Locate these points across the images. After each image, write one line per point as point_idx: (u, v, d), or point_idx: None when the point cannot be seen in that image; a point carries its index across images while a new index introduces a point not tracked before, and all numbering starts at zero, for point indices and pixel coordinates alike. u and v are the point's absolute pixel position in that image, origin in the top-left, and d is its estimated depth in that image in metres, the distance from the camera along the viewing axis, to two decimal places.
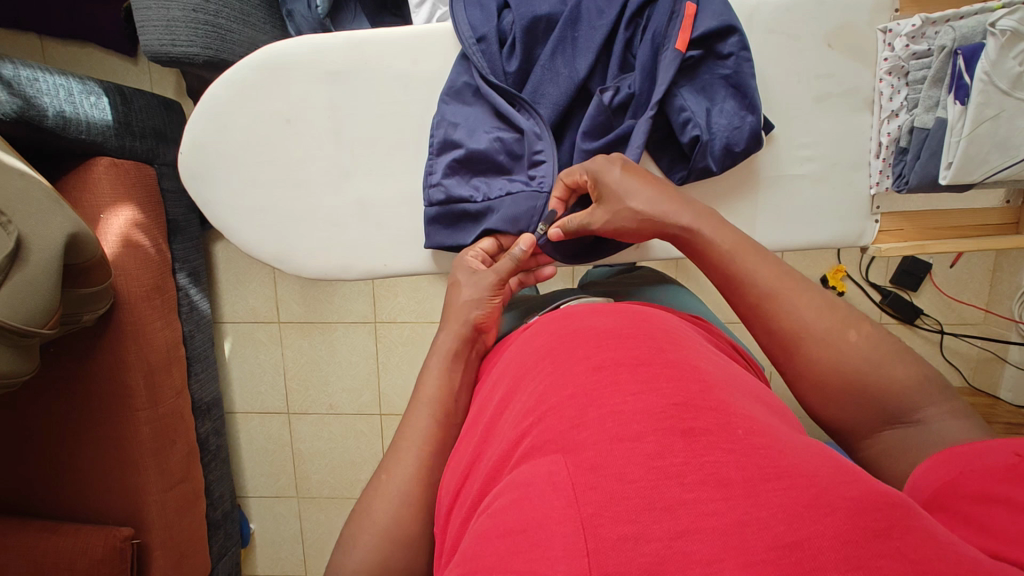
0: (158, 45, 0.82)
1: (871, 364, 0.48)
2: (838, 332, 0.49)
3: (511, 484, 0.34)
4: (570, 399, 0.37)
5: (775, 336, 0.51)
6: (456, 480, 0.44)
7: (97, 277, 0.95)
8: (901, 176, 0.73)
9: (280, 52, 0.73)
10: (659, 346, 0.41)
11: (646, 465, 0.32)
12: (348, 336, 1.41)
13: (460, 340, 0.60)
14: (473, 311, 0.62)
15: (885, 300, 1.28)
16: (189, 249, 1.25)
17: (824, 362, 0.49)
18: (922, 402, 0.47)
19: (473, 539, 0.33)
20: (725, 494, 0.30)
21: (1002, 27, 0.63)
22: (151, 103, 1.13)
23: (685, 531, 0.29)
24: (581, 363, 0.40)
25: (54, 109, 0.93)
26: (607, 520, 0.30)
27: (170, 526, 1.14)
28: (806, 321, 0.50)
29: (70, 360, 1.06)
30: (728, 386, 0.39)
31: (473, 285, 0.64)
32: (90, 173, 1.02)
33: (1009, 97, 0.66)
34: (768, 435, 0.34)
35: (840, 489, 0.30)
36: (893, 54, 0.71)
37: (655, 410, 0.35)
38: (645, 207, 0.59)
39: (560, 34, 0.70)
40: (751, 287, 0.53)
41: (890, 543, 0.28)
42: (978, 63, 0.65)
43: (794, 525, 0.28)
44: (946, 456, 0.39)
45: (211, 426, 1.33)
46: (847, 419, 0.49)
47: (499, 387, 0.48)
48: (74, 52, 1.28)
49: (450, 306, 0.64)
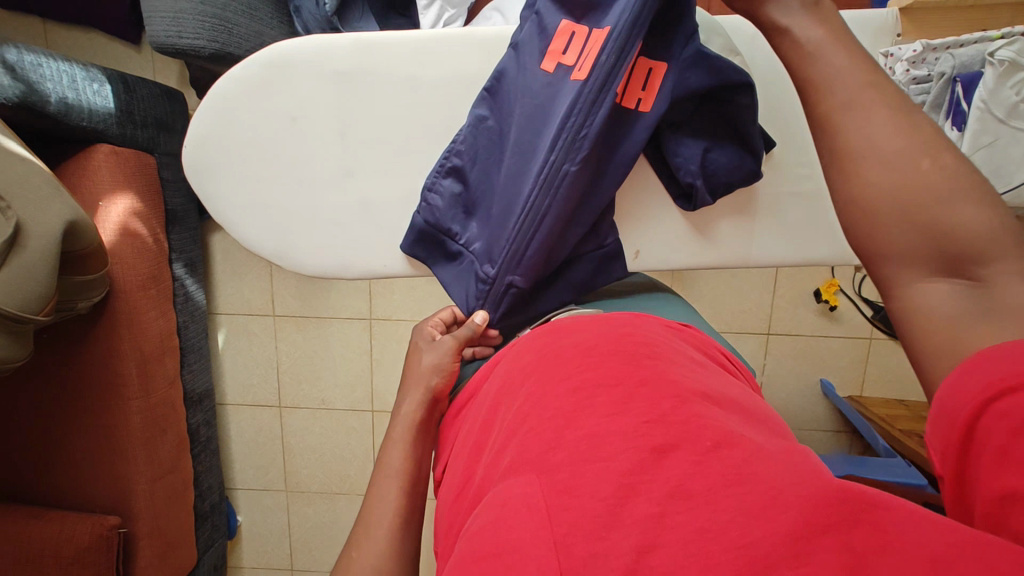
0: (164, 37, 0.82)
1: (937, 194, 0.42)
2: (911, 156, 0.44)
3: (490, 504, 0.36)
4: (548, 421, 0.39)
5: (835, 153, 0.47)
6: (451, 495, 0.46)
7: (93, 265, 0.95)
8: None
9: (284, 51, 0.73)
10: (637, 363, 0.43)
11: (617, 481, 0.33)
12: (342, 331, 1.41)
13: (422, 408, 0.60)
14: (432, 376, 0.62)
15: (875, 316, 1.29)
16: (186, 239, 1.25)
17: (879, 179, 0.44)
18: (991, 252, 0.41)
19: (456, 561, 0.35)
20: (689, 505, 0.31)
21: (1001, 57, 0.65)
22: (154, 92, 1.12)
23: (651, 546, 0.30)
24: (562, 383, 0.42)
25: (57, 95, 0.93)
26: (579, 539, 0.31)
27: (157, 516, 1.14)
28: (875, 138, 0.45)
29: (63, 346, 1.06)
30: (699, 397, 0.40)
31: (434, 355, 0.64)
32: (90, 160, 1.02)
33: (1005, 126, 0.67)
34: (737, 444, 0.35)
35: (795, 487, 0.31)
36: (895, 77, 0.72)
37: (629, 429, 0.37)
38: None
39: (558, 85, 0.64)
40: (828, 93, 0.48)
41: (843, 536, 0.28)
42: (976, 91, 0.67)
43: (750, 528, 0.29)
44: (972, 365, 0.36)
45: (202, 416, 1.33)
46: (896, 248, 0.44)
47: (490, 402, 0.50)
48: (78, 37, 1.27)
49: (411, 376, 0.64)
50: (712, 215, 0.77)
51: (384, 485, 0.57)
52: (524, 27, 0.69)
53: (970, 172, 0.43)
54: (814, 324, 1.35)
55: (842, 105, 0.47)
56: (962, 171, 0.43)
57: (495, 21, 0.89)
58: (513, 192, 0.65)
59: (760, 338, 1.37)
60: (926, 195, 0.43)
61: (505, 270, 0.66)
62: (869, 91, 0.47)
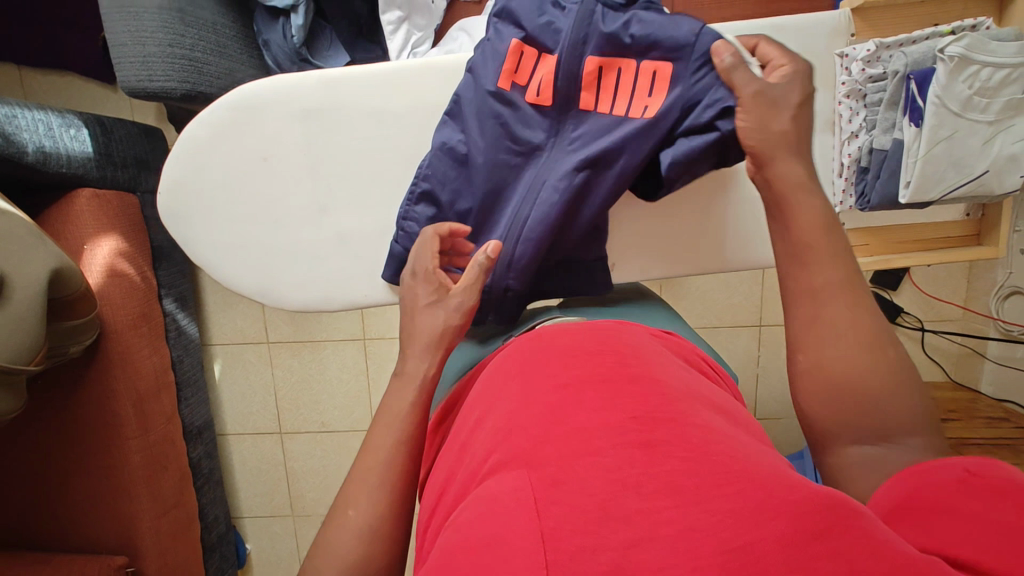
0: (136, 81, 0.83)
1: (881, 383, 0.47)
2: (872, 341, 0.48)
3: (479, 497, 0.37)
4: (537, 415, 0.41)
5: (809, 326, 0.51)
6: (433, 498, 0.46)
7: (82, 309, 0.96)
8: (864, 195, 0.78)
9: (254, 92, 0.74)
10: (621, 363, 0.45)
11: (606, 478, 0.35)
12: (337, 353, 1.41)
13: (436, 366, 0.59)
14: (442, 335, 0.61)
15: None
16: (174, 275, 1.26)
17: (838, 356, 0.48)
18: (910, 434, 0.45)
19: (440, 552, 0.35)
20: (678, 502, 0.32)
21: (951, 53, 0.67)
22: (132, 131, 1.13)
23: (640, 540, 0.31)
24: (549, 380, 0.44)
25: (34, 145, 0.93)
26: (566, 533, 0.32)
27: (164, 552, 1.14)
28: (843, 319, 0.49)
29: (58, 391, 1.06)
30: (681, 393, 0.42)
31: (448, 312, 0.62)
32: (72, 205, 1.02)
33: (962, 118, 0.69)
34: (720, 442, 0.37)
35: (786, 492, 0.32)
36: (851, 77, 0.72)
37: (617, 424, 0.38)
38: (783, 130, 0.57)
39: (521, 107, 0.67)
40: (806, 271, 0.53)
41: (829, 544, 0.29)
42: (930, 87, 0.69)
43: (742, 530, 0.30)
44: (901, 475, 0.37)
45: (203, 449, 1.34)
46: (838, 416, 0.47)
47: (472, 406, 0.51)
48: (54, 81, 1.28)
49: (418, 333, 0.61)
50: (685, 220, 0.78)
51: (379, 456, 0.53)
52: (477, 48, 0.70)
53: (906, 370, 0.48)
54: None
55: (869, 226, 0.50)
56: (907, 370, 0.48)
57: (462, 41, 0.90)
58: (501, 206, 0.69)
59: (752, 331, 1.38)
60: (877, 379, 0.47)
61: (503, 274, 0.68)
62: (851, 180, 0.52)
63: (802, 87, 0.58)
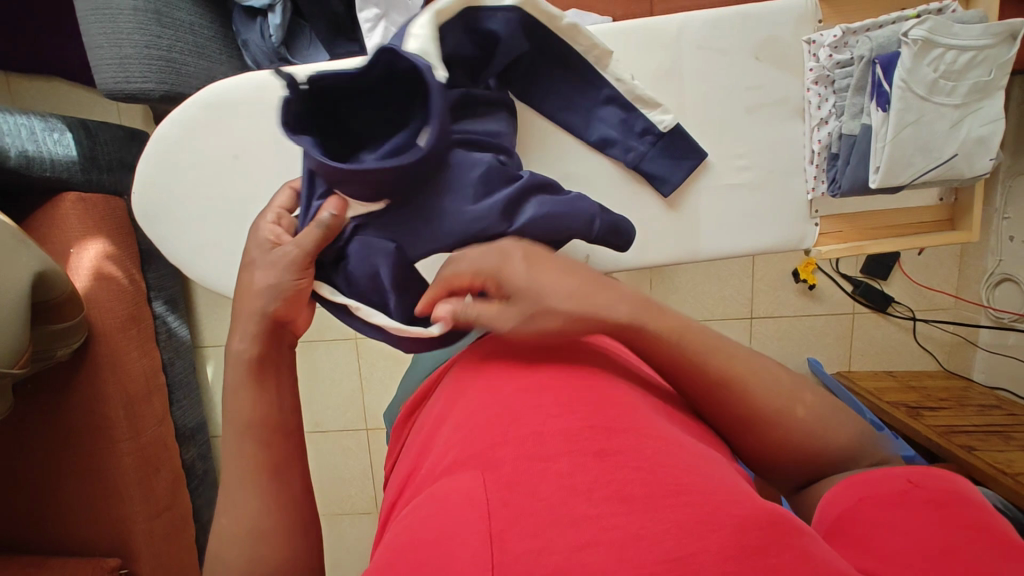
0: (114, 83, 0.83)
1: (816, 435, 0.45)
2: (788, 406, 0.45)
3: (433, 496, 0.37)
4: (493, 419, 0.42)
5: (733, 417, 0.45)
6: (394, 489, 0.47)
7: (69, 312, 0.97)
8: (834, 181, 0.75)
9: (224, 90, 0.75)
10: (583, 372, 0.46)
11: (557, 484, 0.35)
12: (330, 352, 1.42)
13: (259, 343, 0.51)
14: (265, 303, 0.53)
15: (856, 290, 1.36)
16: (163, 277, 1.27)
17: (779, 435, 0.44)
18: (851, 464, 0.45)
19: (389, 549, 0.35)
20: (625, 508, 0.33)
21: (914, 36, 0.67)
22: (118, 134, 1.14)
23: (587, 543, 0.31)
24: (514, 386, 0.45)
25: (17, 149, 0.93)
26: (513, 535, 0.33)
27: (158, 554, 1.15)
28: (757, 397, 0.44)
29: (47, 394, 1.07)
30: (637, 402, 0.43)
31: (276, 271, 0.54)
32: (58, 209, 1.03)
33: (928, 102, 0.70)
34: (673, 453, 0.38)
35: (731, 508, 0.33)
36: (818, 63, 0.73)
37: (572, 431, 0.39)
38: (566, 303, 0.46)
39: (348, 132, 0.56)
40: (702, 371, 0.45)
41: (768, 560, 0.30)
42: (895, 71, 0.69)
43: (683, 540, 0.31)
44: (851, 485, 0.39)
45: (196, 451, 1.34)
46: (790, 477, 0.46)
47: (434, 405, 0.52)
48: (40, 87, 1.29)
49: (240, 306, 0.53)
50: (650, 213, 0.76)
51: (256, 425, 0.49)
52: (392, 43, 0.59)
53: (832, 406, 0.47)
54: (796, 305, 1.38)
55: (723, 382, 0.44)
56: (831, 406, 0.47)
57: None
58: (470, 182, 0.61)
59: (743, 324, 1.38)
60: (805, 433, 0.44)
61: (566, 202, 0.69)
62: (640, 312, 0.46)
63: (544, 284, 0.47)
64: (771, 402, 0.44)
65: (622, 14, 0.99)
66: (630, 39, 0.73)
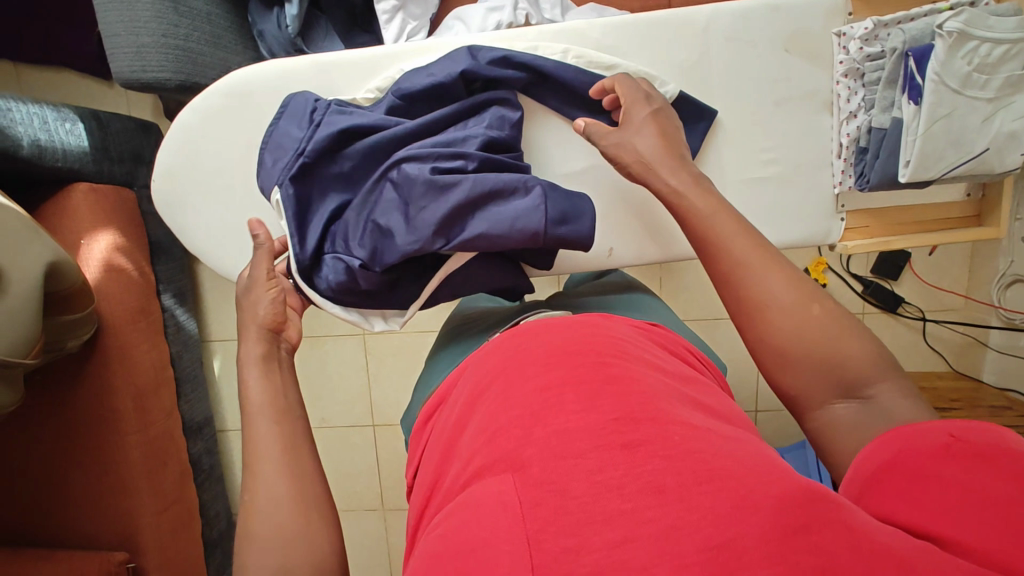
0: (130, 72, 0.83)
1: (828, 338, 0.48)
2: (803, 302, 0.49)
3: (464, 504, 0.37)
4: (515, 421, 0.40)
5: (744, 308, 0.51)
6: (420, 500, 0.46)
7: (79, 304, 0.96)
8: (862, 176, 0.75)
9: (245, 79, 0.74)
10: (602, 361, 0.44)
11: (588, 479, 0.35)
12: (339, 348, 1.41)
13: (265, 344, 0.58)
14: (261, 314, 0.61)
15: (866, 290, 1.35)
16: (173, 270, 1.27)
17: (788, 330, 0.49)
18: (875, 379, 0.47)
19: (427, 559, 0.35)
20: (660, 501, 0.33)
21: (949, 29, 0.66)
22: (129, 126, 1.13)
23: (624, 539, 0.31)
24: (528, 380, 0.43)
25: (29, 138, 0.93)
26: (550, 535, 0.33)
27: (164, 548, 1.14)
28: (772, 289, 0.50)
29: (57, 385, 1.06)
30: (662, 391, 0.42)
31: (261, 289, 0.62)
32: (69, 200, 1.02)
33: (960, 96, 0.69)
34: (704, 440, 0.37)
35: (763, 486, 0.33)
36: (848, 56, 0.72)
37: (597, 425, 0.38)
38: (646, 150, 0.62)
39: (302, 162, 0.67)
40: (724, 255, 0.53)
41: (809, 537, 0.30)
42: (928, 64, 0.68)
43: (721, 527, 0.31)
44: (884, 437, 0.40)
45: (203, 445, 1.34)
46: (809, 393, 0.48)
47: (454, 400, 0.51)
48: (50, 77, 1.28)
49: (243, 319, 0.61)
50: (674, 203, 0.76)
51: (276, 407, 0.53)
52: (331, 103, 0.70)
53: (849, 318, 0.49)
54: None
55: (738, 266, 0.52)
56: (847, 318, 0.49)
57: (457, 31, 0.90)
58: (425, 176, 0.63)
59: None
60: (818, 331, 0.48)
61: (544, 194, 0.63)
62: (695, 188, 0.58)
63: (649, 126, 0.64)
64: (781, 295, 0.50)
65: (641, 8, 0.99)
66: (653, 32, 0.73)
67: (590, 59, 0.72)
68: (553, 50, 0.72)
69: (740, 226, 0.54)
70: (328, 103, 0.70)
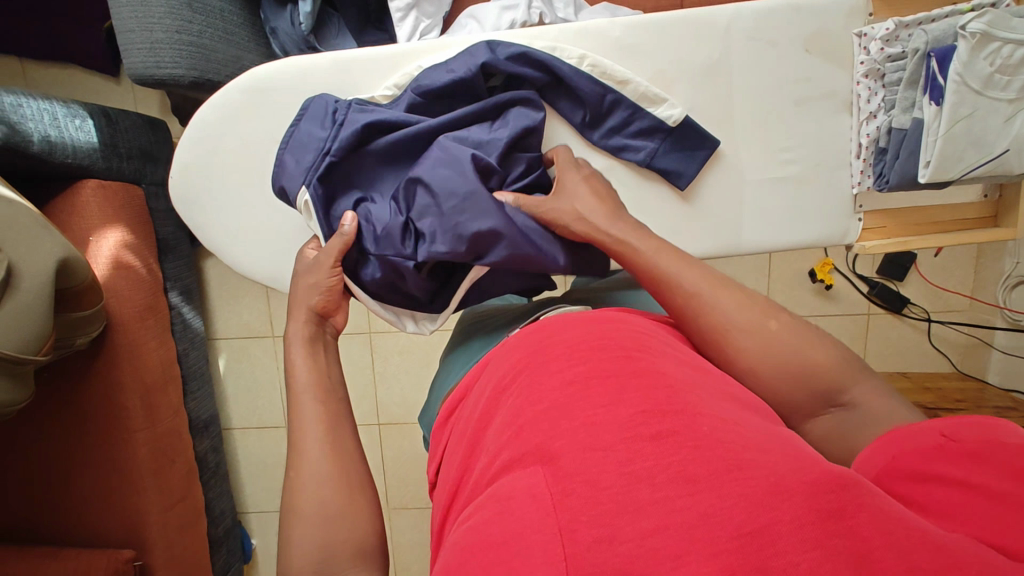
0: (143, 68, 0.82)
1: (797, 349, 0.48)
2: (759, 320, 0.49)
3: (493, 497, 0.37)
4: (540, 415, 0.40)
5: (706, 332, 0.50)
6: (444, 498, 0.46)
7: (89, 301, 0.95)
8: (881, 176, 0.75)
9: (263, 74, 0.74)
10: (628, 354, 0.43)
11: (618, 470, 0.35)
12: (345, 346, 1.41)
13: (310, 326, 0.61)
14: (312, 297, 0.63)
15: (872, 290, 1.35)
16: (180, 267, 1.27)
17: (757, 350, 0.48)
18: (848, 383, 0.47)
19: (456, 552, 0.35)
20: (691, 490, 0.33)
21: (972, 30, 0.67)
22: (137, 122, 1.13)
23: (658, 528, 0.31)
24: (552, 376, 0.43)
25: (39, 134, 0.92)
26: (582, 524, 0.33)
27: (171, 545, 1.14)
28: (727, 311, 0.50)
29: (64, 382, 1.06)
30: (691, 384, 0.41)
31: (318, 272, 0.64)
32: (79, 196, 1.01)
33: (981, 96, 0.69)
34: (734, 432, 0.37)
35: (798, 474, 0.33)
36: (869, 57, 0.72)
37: (626, 418, 0.38)
38: (589, 214, 0.61)
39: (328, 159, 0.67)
40: (675, 288, 0.52)
41: (845, 522, 0.30)
42: (950, 65, 0.68)
43: (755, 513, 0.31)
44: (880, 442, 0.40)
45: (209, 443, 1.33)
46: (795, 407, 0.48)
47: (475, 396, 0.51)
48: (56, 74, 1.27)
49: (295, 296, 0.65)
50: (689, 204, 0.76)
51: (302, 401, 0.54)
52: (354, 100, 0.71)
53: (805, 326, 0.50)
54: (813, 304, 1.38)
55: (694, 292, 0.51)
56: (801, 323, 0.50)
57: (471, 29, 0.90)
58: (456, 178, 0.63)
59: None
60: (785, 346, 0.48)
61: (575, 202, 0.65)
62: (631, 231, 0.59)
63: (586, 190, 0.64)
64: (738, 314, 0.50)
65: (654, 8, 0.99)
66: (669, 31, 0.73)
67: (605, 69, 0.71)
68: (570, 53, 0.71)
69: (683, 260, 0.55)
70: (349, 103, 0.70)
